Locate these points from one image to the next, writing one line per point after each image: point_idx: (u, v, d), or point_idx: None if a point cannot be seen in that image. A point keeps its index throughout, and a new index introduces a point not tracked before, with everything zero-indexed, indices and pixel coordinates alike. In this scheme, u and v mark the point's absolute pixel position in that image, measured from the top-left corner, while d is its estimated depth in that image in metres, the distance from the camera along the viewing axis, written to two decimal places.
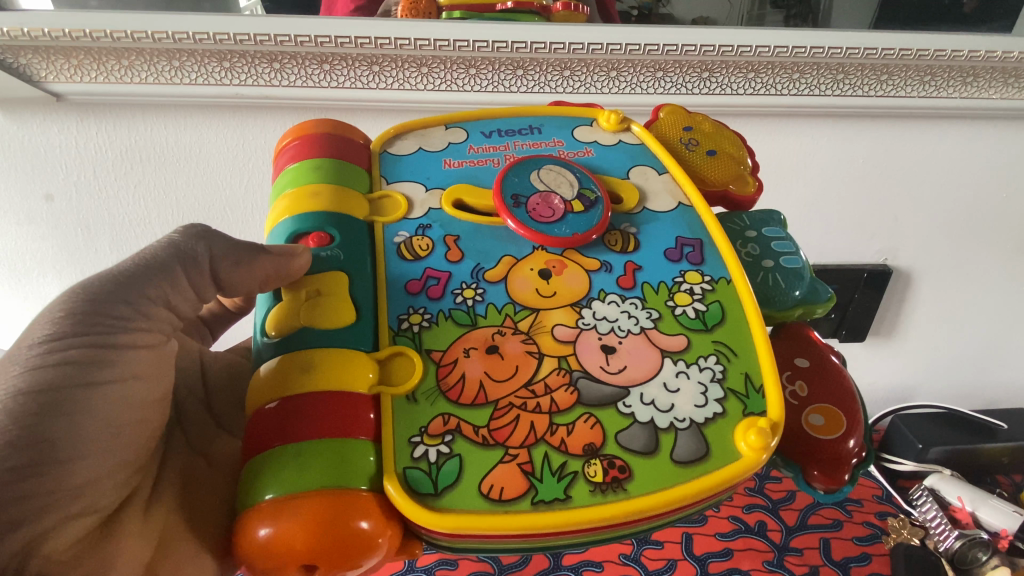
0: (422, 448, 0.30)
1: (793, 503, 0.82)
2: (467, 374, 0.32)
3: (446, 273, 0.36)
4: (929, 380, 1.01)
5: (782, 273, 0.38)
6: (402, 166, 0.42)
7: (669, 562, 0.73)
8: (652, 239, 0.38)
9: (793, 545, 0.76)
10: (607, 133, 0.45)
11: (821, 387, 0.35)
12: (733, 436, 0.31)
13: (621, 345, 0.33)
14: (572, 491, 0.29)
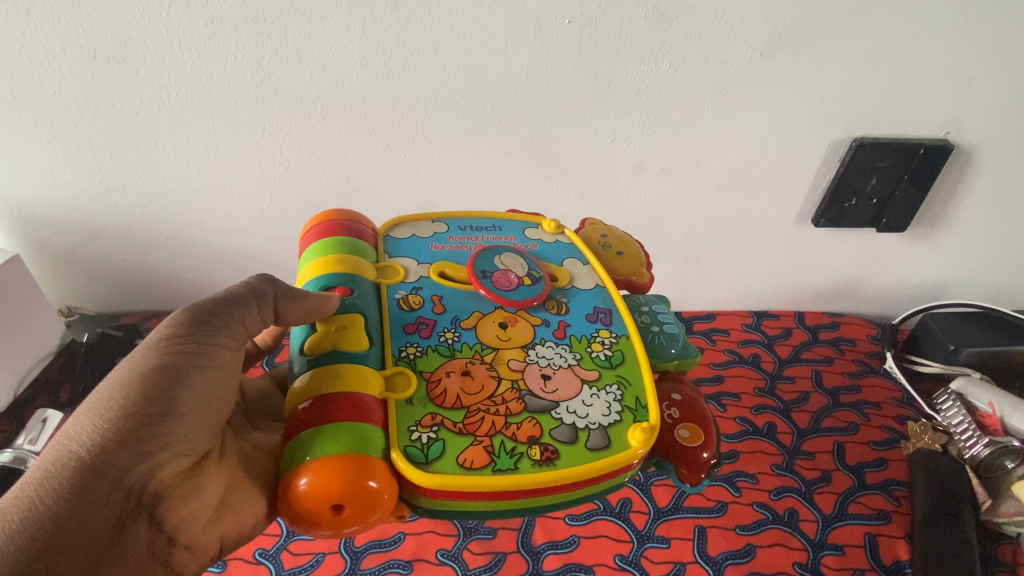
0: (417, 434, 0.50)
1: (805, 406, 1.40)
2: (448, 388, 0.54)
3: (432, 320, 0.61)
4: (925, 261, 1.50)
5: (664, 336, 0.66)
6: (403, 246, 0.70)
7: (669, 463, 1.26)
8: (578, 307, 0.66)
9: (805, 451, 1.31)
10: (549, 233, 0.76)
11: (688, 412, 0.62)
12: (628, 435, 0.54)
13: (556, 374, 0.58)
14: (519, 463, 0.50)
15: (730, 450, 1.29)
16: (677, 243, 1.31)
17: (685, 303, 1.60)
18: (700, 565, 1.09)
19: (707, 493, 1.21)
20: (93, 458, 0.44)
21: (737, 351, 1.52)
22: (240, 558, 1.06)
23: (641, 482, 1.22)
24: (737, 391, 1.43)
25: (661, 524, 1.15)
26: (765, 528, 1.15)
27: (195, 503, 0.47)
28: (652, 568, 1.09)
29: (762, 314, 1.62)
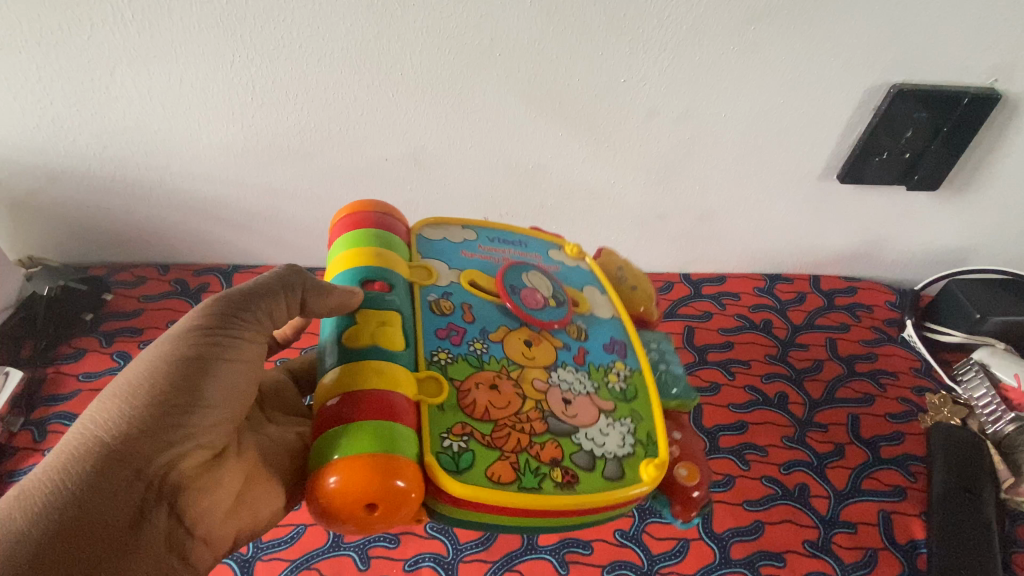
0: (449, 442, 0.63)
1: (820, 374, 1.34)
2: (478, 399, 0.68)
3: (463, 328, 0.75)
4: (954, 225, 1.43)
5: (669, 376, 0.87)
6: (434, 250, 0.85)
7: None
8: (596, 334, 0.83)
9: (818, 423, 1.25)
10: (571, 257, 0.94)
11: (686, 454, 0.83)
12: (639, 470, 0.70)
13: (575, 401, 0.73)
14: (540, 483, 0.64)
15: (738, 420, 1.23)
16: (690, 199, 1.35)
17: (695, 264, 1.52)
18: (705, 542, 1.05)
19: (714, 465, 1.15)
20: (119, 446, 0.53)
21: (748, 316, 1.45)
22: None
23: None
24: (748, 358, 1.36)
25: None
26: (775, 503, 1.11)
27: (214, 494, 0.57)
28: (654, 544, 1.04)
29: (775, 278, 1.56)
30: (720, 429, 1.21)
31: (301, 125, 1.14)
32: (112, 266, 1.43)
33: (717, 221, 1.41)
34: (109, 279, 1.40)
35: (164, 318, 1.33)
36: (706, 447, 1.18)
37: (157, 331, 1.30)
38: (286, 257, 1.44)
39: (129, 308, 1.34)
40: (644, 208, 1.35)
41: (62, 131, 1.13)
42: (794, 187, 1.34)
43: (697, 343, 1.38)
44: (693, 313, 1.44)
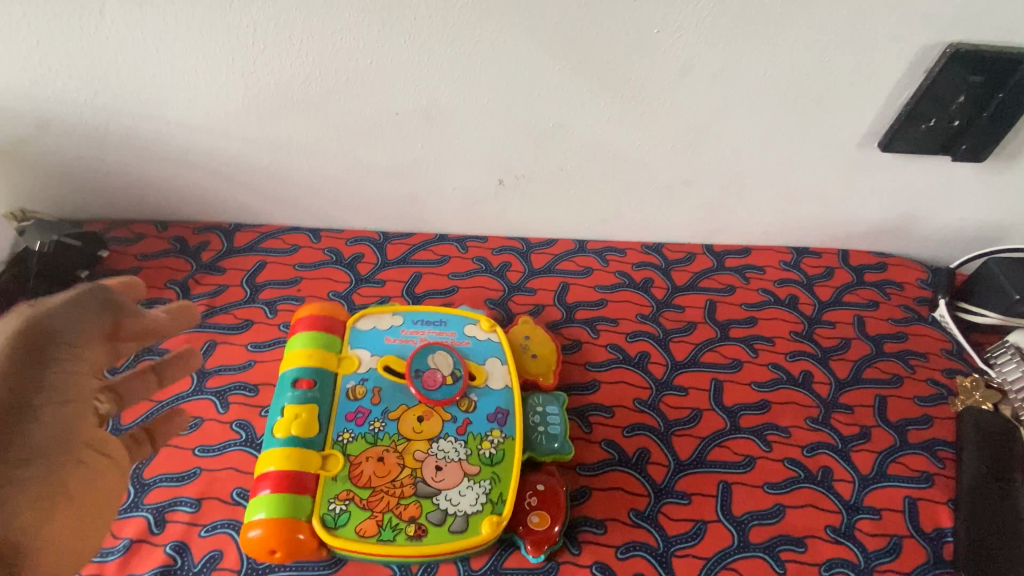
0: (334, 504, 0.91)
1: (846, 354, 1.28)
2: (364, 468, 0.94)
3: (368, 410, 0.99)
4: (999, 200, 1.34)
5: (544, 435, 1.03)
6: (364, 338, 1.08)
7: (694, 412, 1.15)
8: (483, 408, 1.03)
9: (843, 405, 1.19)
10: (483, 330, 1.13)
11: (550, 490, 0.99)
12: (481, 526, 0.92)
13: (444, 467, 0.96)
14: (397, 537, 0.90)
15: (760, 399, 1.17)
16: (720, 164, 1.26)
17: (720, 234, 1.44)
18: (725, 524, 1.01)
19: (734, 446, 1.10)
20: None
21: (773, 291, 1.38)
22: (216, 498, 0.98)
23: (662, 432, 1.11)
24: (772, 334, 1.29)
25: (684, 479, 1.06)
26: (798, 487, 1.06)
27: (8, 506, 0.64)
28: (671, 525, 1.00)
29: (802, 252, 1.48)
30: (741, 408, 1.16)
31: (306, 74, 1.05)
32: (107, 220, 1.36)
33: (746, 189, 1.33)
34: (105, 235, 1.33)
35: (163, 278, 1.27)
36: (727, 427, 1.13)
37: (156, 291, 1.25)
38: (290, 217, 1.37)
39: (127, 266, 1.28)
40: (670, 173, 1.27)
41: (50, 73, 1.05)
42: (831, 154, 1.25)
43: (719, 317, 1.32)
44: (714, 286, 1.36)
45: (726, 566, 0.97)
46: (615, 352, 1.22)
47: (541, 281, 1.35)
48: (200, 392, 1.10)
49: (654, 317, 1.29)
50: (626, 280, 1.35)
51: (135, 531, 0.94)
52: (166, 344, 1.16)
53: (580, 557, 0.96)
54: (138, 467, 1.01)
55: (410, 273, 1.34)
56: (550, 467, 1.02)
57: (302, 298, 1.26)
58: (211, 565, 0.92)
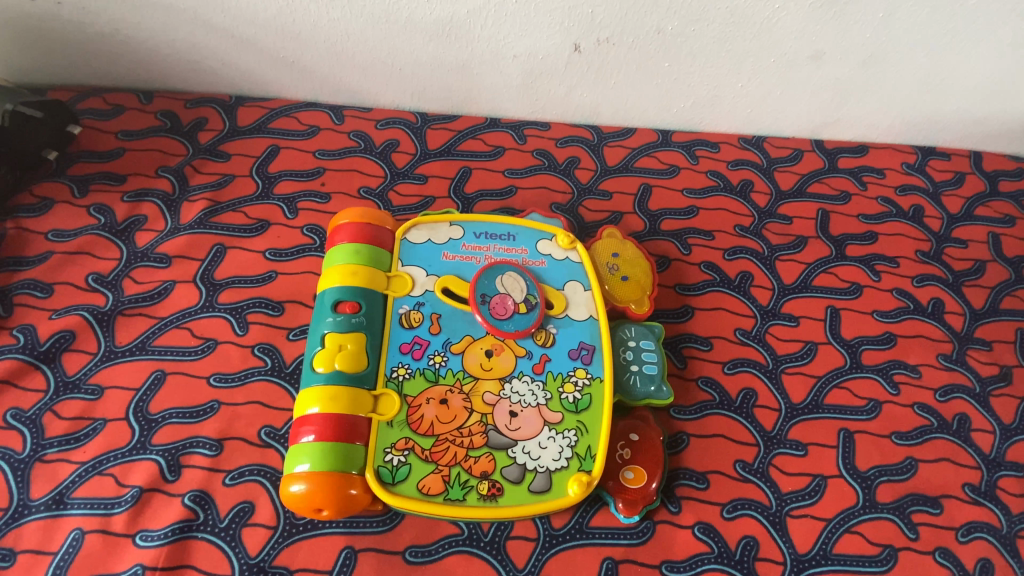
0: (390, 456, 0.73)
1: (979, 280, 1.07)
2: (425, 413, 0.76)
3: (427, 341, 0.81)
4: None
5: (639, 377, 0.84)
6: (419, 252, 0.87)
7: (808, 346, 0.96)
8: (564, 341, 0.83)
9: (979, 341, 1.00)
10: (561, 248, 0.91)
11: (646, 446, 0.81)
12: (567, 483, 0.74)
13: (521, 412, 0.77)
14: (467, 496, 0.72)
15: (884, 331, 0.99)
16: (863, 34, 0.97)
17: (832, 127, 1.19)
18: (848, 481, 0.85)
19: (856, 387, 0.93)
20: None
21: (893, 201, 1.15)
22: (240, 439, 0.81)
23: (770, 369, 0.93)
24: (894, 255, 1.08)
25: (797, 426, 0.89)
26: (929, 438, 0.90)
27: None
28: (783, 480, 0.84)
29: (927, 152, 1.22)
30: (861, 342, 0.98)
31: None
32: (77, 89, 1.08)
33: (885, 69, 1.04)
34: (75, 106, 1.06)
35: (153, 164, 1.02)
36: (847, 364, 0.95)
37: (146, 180, 1.00)
38: (305, 90, 1.09)
39: (106, 147, 1.02)
40: (797, 43, 0.98)
41: None
42: (1010, 23, 0.96)
43: (831, 232, 1.10)
44: (826, 192, 1.15)
45: (849, 529, 0.82)
46: (711, 273, 1.01)
47: (616, 181, 1.09)
48: (211, 309, 0.90)
49: (756, 231, 1.07)
50: (721, 183, 1.12)
51: (145, 477, 0.77)
52: (164, 248, 0.94)
53: (680, 516, 0.80)
54: (143, 398, 0.83)
55: (457, 167, 1.07)
56: (646, 414, 0.84)
57: (327, 195, 1.01)
58: (240, 520, 0.76)
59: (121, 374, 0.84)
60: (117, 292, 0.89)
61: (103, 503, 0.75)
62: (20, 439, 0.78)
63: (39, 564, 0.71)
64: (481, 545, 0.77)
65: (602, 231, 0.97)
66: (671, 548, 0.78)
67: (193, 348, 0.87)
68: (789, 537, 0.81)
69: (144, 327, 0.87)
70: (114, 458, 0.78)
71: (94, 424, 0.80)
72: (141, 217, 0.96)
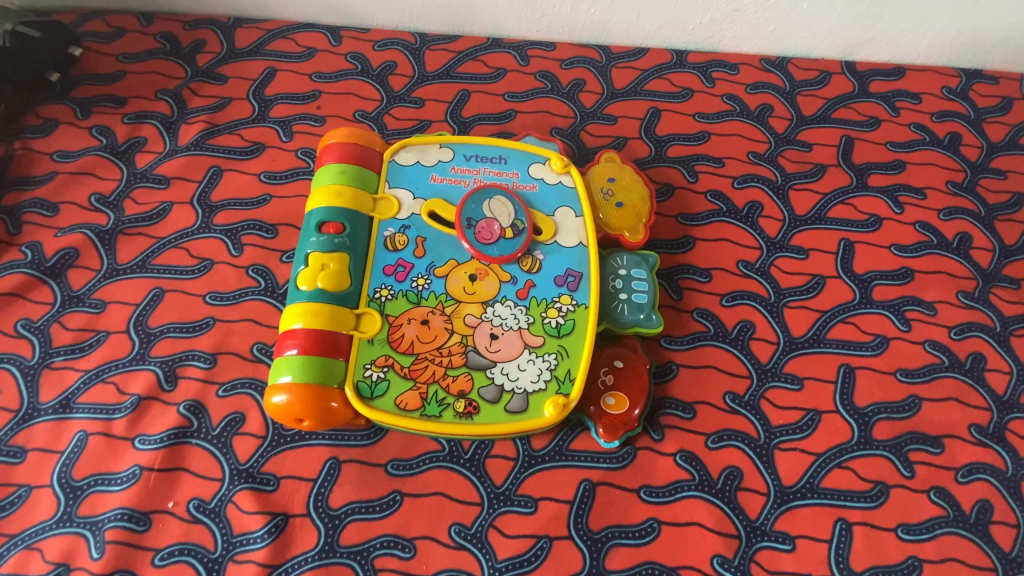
0: (370, 373, 0.74)
1: (1015, 214, 0.99)
2: (405, 333, 0.76)
3: (411, 264, 0.80)
4: None
5: (627, 305, 0.82)
6: (406, 175, 0.86)
7: (815, 280, 0.91)
8: (551, 267, 0.81)
9: (1007, 279, 0.93)
10: (555, 173, 0.88)
11: (630, 373, 0.80)
12: (545, 406, 0.74)
13: (502, 335, 0.77)
14: (443, 414, 0.72)
15: (900, 266, 0.93)
16: None
17: (865, 47, 1.09)
18: (844, 416, 0.83)
19: (863, 323, 0.89)
20: None
21: (928, 128, 1.06)
22: (233, 354, 0.83)
23: (771, 302, 0.89)
24: (922, 186, 1.01)
25: (794, 360, 0.86)
26: (937, 377, 0.86)
27: None
28: (774, 414, 0.82)
29: (972, 75, 1.11)
30: (874, 277, 0.92)
31: None
32: (79, 10, 1.08)
33: None
34: (77, 29, 1.06)
35: (152, 86, 1.02)
36: (856, 299, 0.90)
37: (145, 102, 1.00)
38: (301, 9, 1.06)
39: (107, 69, 1.03)
40: None
41: None
42: None
43: (854, 161, 1.02)
44: (852, 118, 1.06)
45: (840, 465, 0.80)
46: (717, 203, 0.95)
47: (623, 105, 1.04)
48: (206, 230, 0.91)
49: (770, 158, 1.00)
50: (738, 107, 1.05)
51: (143, 386, 0.81)
52: (162, 170, 0.95)
53: (662, 444, 0.80)
54: (142, 312, 0.86)
55: (456, 90, 1.04)
56: (634, 343, 0.82)
57: (321, 118, 1.00)
58: (231, 429, 0.79)
59: (122, 290, 0.87)
60: (119, 212, 0.92)
61: (105, 409, 0.80)
62: (30, 348, 0.83)
63: (49, 460, 0.77)
64: (461, 462, 0.78)
65: (600, 155, 0.92)
66: (651, 474, 0.78)
67: (190, 268, 0.89)
68: (776, 469, 0.80)
69: (144, 246, 0.90)
70: (116, 367, 0.82)
71: (98, 335, 0.84)
72: (141, 139, 0.97)
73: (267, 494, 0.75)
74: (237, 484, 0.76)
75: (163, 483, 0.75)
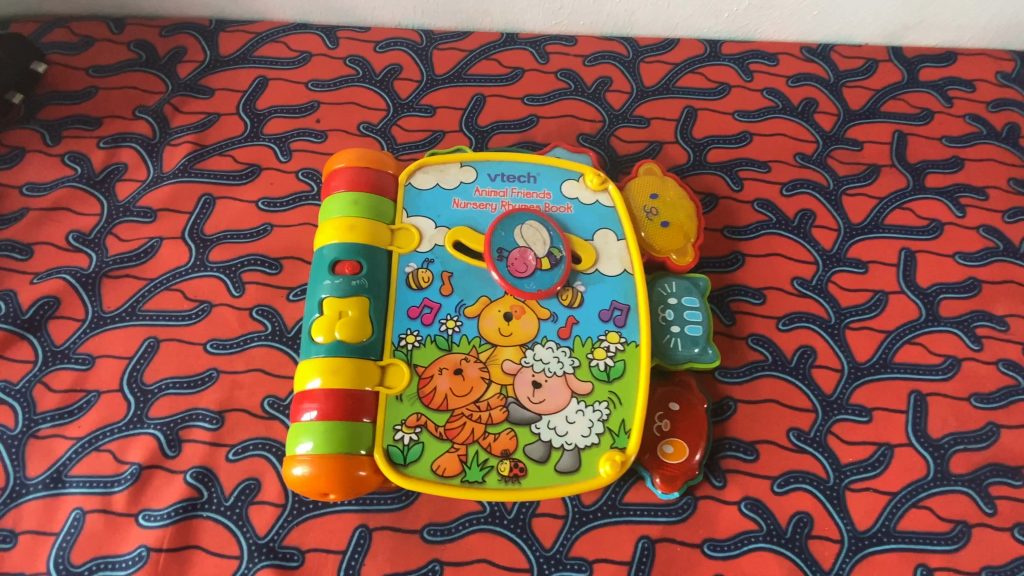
0: (401, 435, 0.65)
1: None
2: (437, 386, 0.67)
3: (438, 304, 0.71)
4: None
5: (681, 339, 0.73)
6: (425, 200, 0.76)
7: (876, 296, 0.83)
8: (594, 301, 0.73)
9: None
10: (591, 190, 0.78)
11: (687, 415, 0.72)
12: (599, 463, 0.66)
13: (546, 382, 0.68)
14: (487, 478, 0.64)
15: (967, 277, 0.85)
16: None
17: (914, 30, 0.99)
18: (918, 450, 0.76)
19: (931, 343, 0.81)
20: None
21: (985, 119, 0.97)
22: (242, 411, 0.75)
23: (831, 324, 0.81)
24: (983, 185, 0.92)
25: (860, 389, 0.78)
26: (1014, 401, 0.79)
27: None
28: (843, 450, 0.75)
29: None
30: (940, 290, 0.84)
31: None
32: (40, 18, 0.96)
33: None
34: (40, 39, 0.94)
35: (128, 103, 0.90)
36: (922, 317, 0.83)
37: (123, 122, 0.89)
38: (291, 8, 0.94)
39: (77, 85, 0.91)
40: None
41: None
42: None
43: (909, 159, 0.93)
44: (903, 110, 0.97)
45: (917, 504, 0.73)
46: (765, 213, 0.87)
47: (655, 105, 0.94)
48: (202, 268, 0.81)
49: (819, 160, 0.91)
50: (780, 103, 0.95)
51: (144, 454, 0.72)
52: (146, 200, 0.84)
53: (725, 491, 0.72)
54: (136, 367, 0.76)
55: (470, 95, 0.93)
56: (689, 380, 0.74)
57: (322, 133, 0.89)
58: (246, 498, 0.71)
59: (112, 342, 0.77)
60: (101, 251, 0.82)
61: (102, 481, 0.71)
62: (13, 415, 0.74)
63: (43, 543, 0.68)
64: (505, 523, 0.70)
65: (639, 167, 0.83)
66: (714, 526, 0.71)
67: (187, 312, 0.79)
68: (848, 513, 0.73)
69: (132, 290, 0.80)
70: (111, 432, 0.73)
71: (88, 396, 0.75)
72: (121, 165, 0.86)
73: (292, 571, 0.68)
74: (258, 562, 0.68)
75: (174, 564, 0.67)
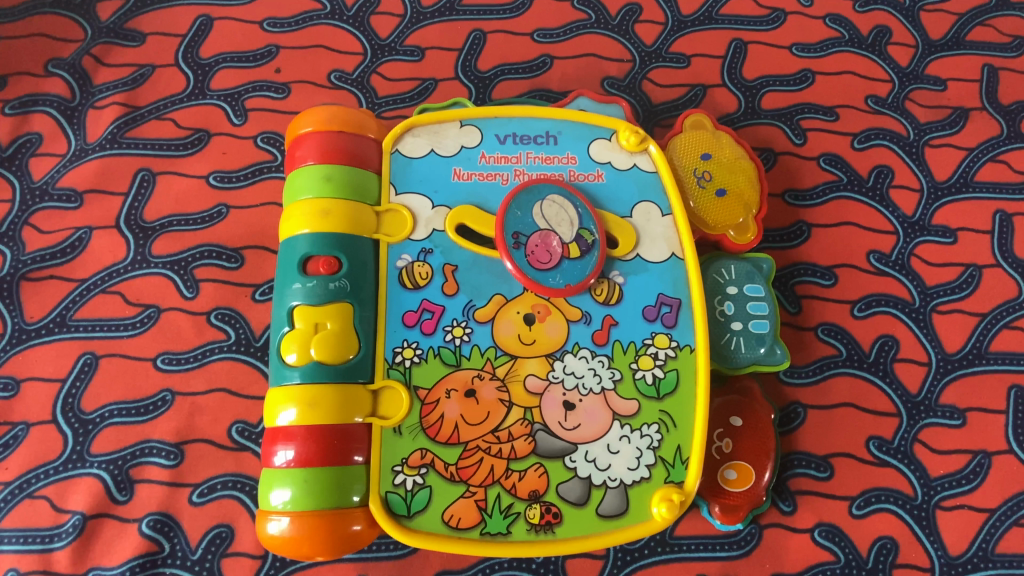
0: (403, 478, 0.52)
1: None
2: (445, 413, 0.53)
3: (441, 307, 0.56)
4: None
5: (743, 339, 0.60)
6: (419, 171, 0.60)
7: (968, 271, 0.69)
8: (637, 296, 0.58)
9: None
10: (626, 152, 0.62)
11: (751, 431, 0.59)
12: (650, 503, 0.54)
13: (581, 403, 0.55)
14: (512, 528, 0.52)
15: None
16: None
17: None
18: (1020, 457, 0.63)
19: None
20: None
21: None
22: (205, 441, 0.61)
23: (916, 308, 0.67)
24: None
25: (951, 386, 0.65)
26: None
27: None
28: (932, 462, 0.63)
29: None
30: None
31: None
32: None
33: None
34: None
35: (37, 55, 0.72)
36: (1021, 295, 0.69)
37: (32, 80, 0.71)
38: None
39: None
40: None
41: None
42: None
43: (1002, 99, 0.77)
44: (994, 38, 0.80)
45: (1019, 522, 0.62)
46: (834, 172, 0.71)
47: (696, 39, 0.76)
48: (145, 264, 0.65)
49: (895, 103, 0.75)
50: (846, 33, 0.78)
51: (88, 500, 0.59)
52: (69, 180, 0.68)
53: (795, 517, 0.61)
54: (71, 392, 0.62)
55: (466, 31, 0.75)
56: (751, 386, 0.61)
57: (284, 86, 0.72)
58: (217, 549, 0.58)
59: (39, 361, 0.63)
60: (17, 247, 0.66)
61: (39, 536, 0.58)
62: None
63: None
64: (533, 568, 0.58)
65: (684, 119, 0.66)
66: (783, 559, 0.60)
67: (130, 320, 0.64)
68: (939, 535, 0.61)
69: (60, 295, 0.64)
70: (45, 475, 0.60)
71: (15, 430, 0.61)
72: (35, 135, 0.69)
73: None
74: None
75: None
